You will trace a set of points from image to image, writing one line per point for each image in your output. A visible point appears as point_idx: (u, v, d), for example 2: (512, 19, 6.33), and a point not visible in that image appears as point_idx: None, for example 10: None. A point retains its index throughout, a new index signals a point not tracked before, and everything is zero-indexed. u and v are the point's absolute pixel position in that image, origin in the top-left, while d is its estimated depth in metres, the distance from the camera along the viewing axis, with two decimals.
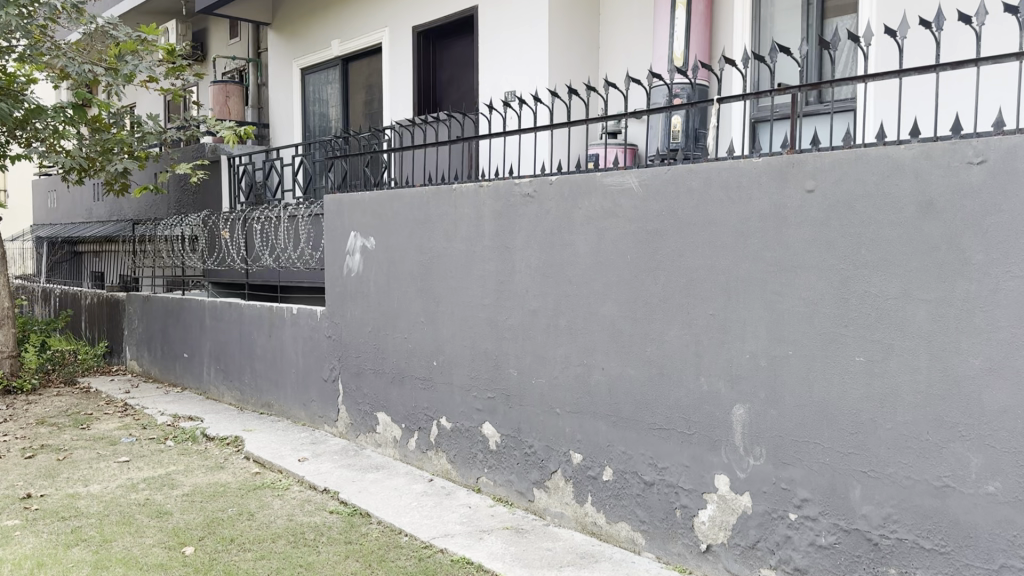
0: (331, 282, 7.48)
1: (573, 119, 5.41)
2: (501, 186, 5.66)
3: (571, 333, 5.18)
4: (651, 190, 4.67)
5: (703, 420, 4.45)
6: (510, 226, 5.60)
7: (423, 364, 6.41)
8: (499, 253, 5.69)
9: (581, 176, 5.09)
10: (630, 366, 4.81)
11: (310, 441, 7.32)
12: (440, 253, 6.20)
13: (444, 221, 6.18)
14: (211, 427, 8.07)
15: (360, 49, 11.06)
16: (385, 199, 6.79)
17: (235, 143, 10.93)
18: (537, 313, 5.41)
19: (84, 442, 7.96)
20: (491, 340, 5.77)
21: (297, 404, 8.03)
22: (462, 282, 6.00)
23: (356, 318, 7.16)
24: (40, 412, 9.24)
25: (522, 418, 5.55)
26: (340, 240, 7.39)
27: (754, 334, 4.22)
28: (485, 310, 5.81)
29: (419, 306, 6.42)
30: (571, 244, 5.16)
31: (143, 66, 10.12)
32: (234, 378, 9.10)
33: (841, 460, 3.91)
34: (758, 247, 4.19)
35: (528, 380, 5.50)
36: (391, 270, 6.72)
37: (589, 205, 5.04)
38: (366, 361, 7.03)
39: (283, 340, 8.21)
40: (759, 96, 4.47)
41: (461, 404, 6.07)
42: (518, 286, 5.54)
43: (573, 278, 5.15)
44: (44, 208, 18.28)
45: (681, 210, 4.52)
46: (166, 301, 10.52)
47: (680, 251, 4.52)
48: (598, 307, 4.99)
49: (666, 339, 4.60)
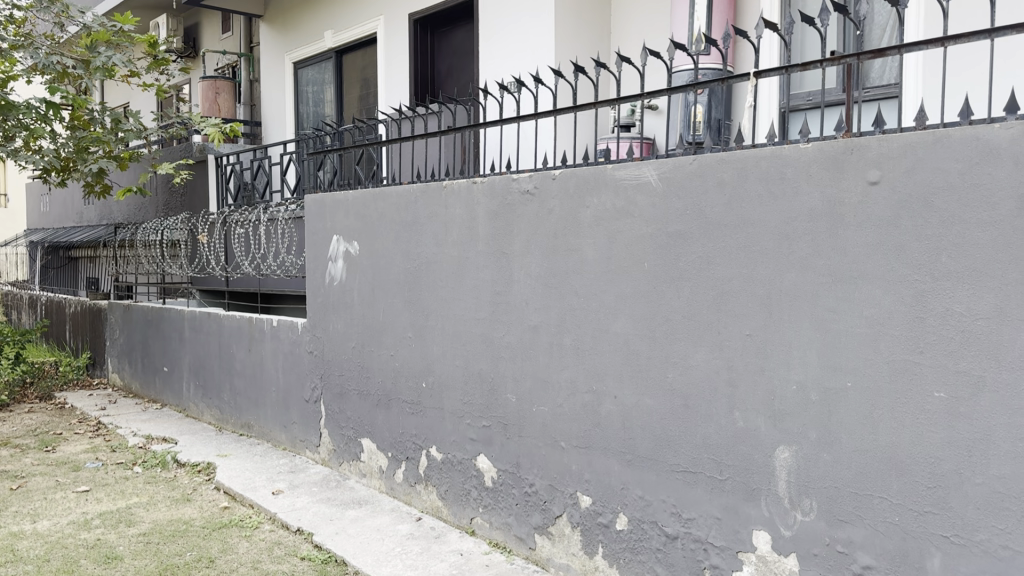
0: (313, 292, 6.73)
1: (577, 104, 4.55)
2: (498, 182, 4.89)
3: (577, 355, 4.40)
4: (673, 183, 3.88)
5: (736, 463, 3.66)
6: (507, 227, 4.83)
7: (410, 386, 5.65)
8: (494, 259, 4.92)
9: (588, 169, 4.31)
10: (648, 395, 4.02)
11: (288, 470, 6.58)
12: (430, 259, 5.43)
13: (434, 222, 5.41)
14: (184, 451, 7.34)
15: (354, 41, 10.33)
16: (368, 198, 6.04)
17: (221, 142, 10.18)
18: (539, 329, 4.63)
19: (44, 467, 7.22)
20: (486, 359, 5.00)
21: (278, 427, 7.29)
22: (454, 293, 5.23)
23: (339, 332, 6.40)
24: (6, 432, 8.52)
25: (522, 451, 4.77)
26: (322, 245, 6.64)
27: (801, 360, 3.43)
28: (480, 326, 5.03)
29: (406, 320, 5.65)
30: (577, 250, 4.38)
31: (117, 56, 9.30)
32: (213, 395, 8.38)
33: (914, 520, 3.12)
34: (807, 253, 3.40)
35: (528, 408, 4.72)
36: (376, 278, 5.95)
37: (599, 203, 4.25)
38: (350, 381, 6.27)
39: (263, 356, 7.47)
40: (806, 68, 3.63)
41: (453, 433, 5.29)
42: (516, 297, 4.77)
43: (579, 290, 4.37)
44: (36, 211, 17.69)
45: (709, 209, 3.73)
46: (147, 311, 9.82)
47: (707, 257, 3.74)
48: (609, 324, 4.21)
49: (691, 364, 3.82)
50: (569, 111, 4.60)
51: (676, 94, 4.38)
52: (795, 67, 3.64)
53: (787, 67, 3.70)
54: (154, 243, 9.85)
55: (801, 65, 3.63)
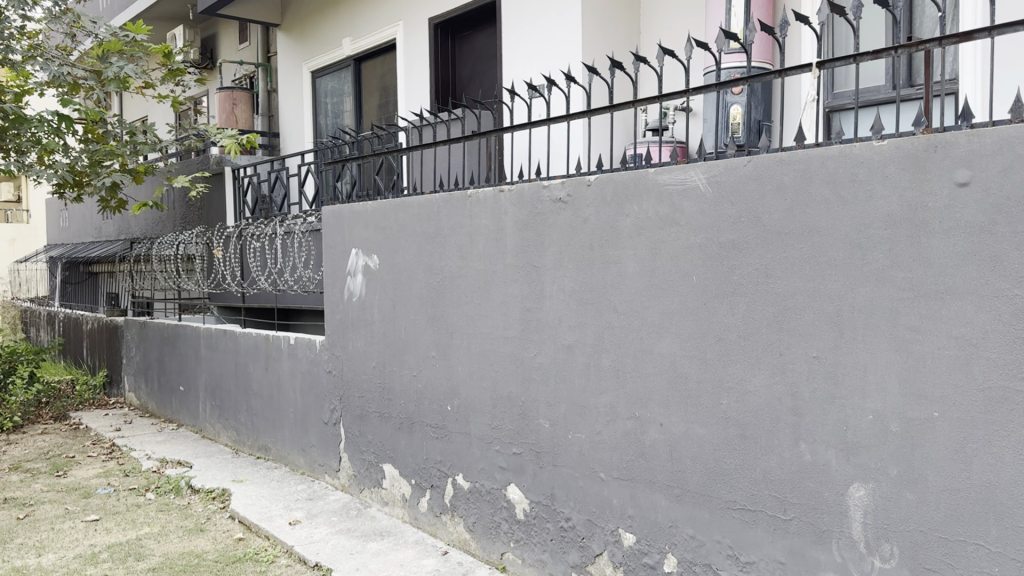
0: (331, 308, 6.40)
1: (611, 103, 4.15)
2: (527, 190, 4.52)
3: (616, 377, 4.01)
4: (725, 188, 3.51)
5: (803, 501, 3.28)
6: (538, 238, 4.46)
7: (435, 409, 5.28)
8: (524, 273, 4.55)
9: (628, 174, 3.94)
10: (699, 422, 3.63)
11: (306, 497, 6.23)
12: (454, 273, 5.08)
13: (458, 234, 5.05)
14: (198, 476, 7.02)
15: (373, 47, 10.03)
16: (388, 209, 5.70)
17: (237, 153, 9.94)
18: (574, 349, 4.25)
19: (54, 494, 6.92)
20: (516, 381, 4.62)
21: (296, 450, 6.96)
22: (480, 309, 4.87)
23: (358, 351, 6.06)
24: (18, 455, 8.26)
25: (556, 482, 4.38)
26: (340, 259, 6.31)
27: (878, 386, 3.03)
28: (509, 345, 4.66)
29: (430, 338, 5.29)
30: (616, 262, 3.99)
31: (129, 66, 9.07)
32: (230, 415, 8.07)
33: (1017, 571, 2.70)
34: (884, 265, 3.00)
35: (563, 435, 4.33)
36: (398, 294, 5.60)
37: (640, 211, 3.88)
38: (370, 403, 5.92)
39: (281, 376, 7.15)
40: (877, 55, 3.20)
41: (480, 460, 4.91)
42: (549, 315, 4.39)
43: (619, 306, 3.98)
44: (55, 228, 17.60)
45: (767, 215, 3.35)
46: (163, 329, 9.56)
47: (765, 269, 3.35)
48: (652, 344, 3.82)
49: (750, 389, 3.43)
50: (603, 112, 4.20)
51: (723, 90, 3.95)
52: (865, 55, 3.22)
53: (855, 55, 3.27)
54: (170, 258, 9.58)
55: (871, 52, 3.19)
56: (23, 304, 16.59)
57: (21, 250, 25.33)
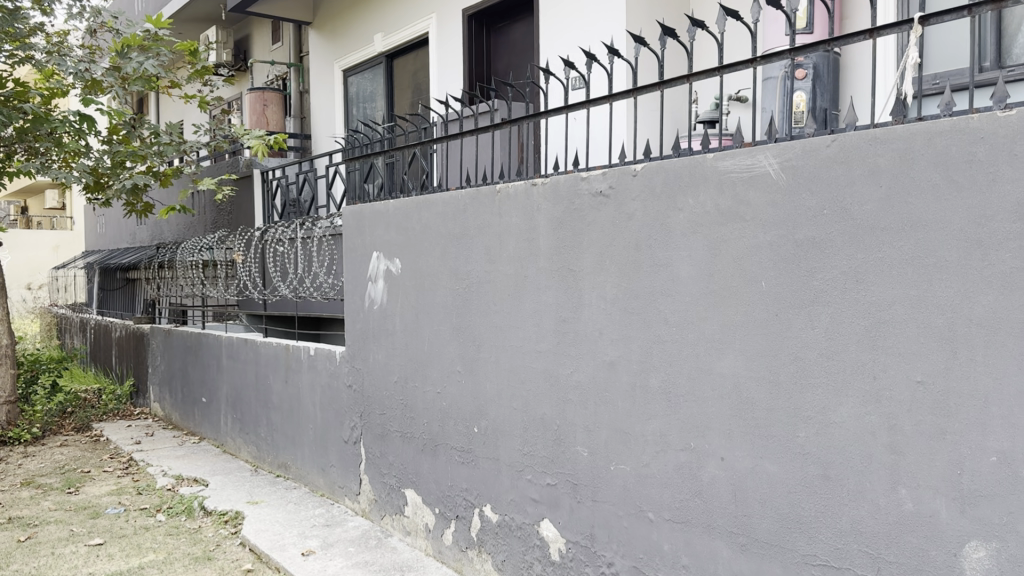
0: (351, 317, 5.88)
1: (661, 79, 3.55)
2: (563, 183, 3.95)
3: (666, 401, 3.40)
4: (804, 176, 2.90)
5: (903, 560, 2.66)
6: (575, 238, 3.87)
7: (460, 431, 4.71)
8: (559, 278, 3.96)
9: (681, 160, 3.34)
10: (770, 457, 3.03)
11: (323, 523, 5.70)
12: (482, 279, 4.51)
13: (486, 234, 4.49)
14: (212, 497, 6.55)
15: (405, 42, 9.54)
16: (411, 207, 5.17)
17: (264, 154, 9.54)
18: (616, 366, 3.64)
19: (62, 514, 6.50)
20: (550, 402, 4.03)
21: (315, 469, 6.45)
22: (509, 318, 4.29)
23: (379, 364, 5.52)
24: (33, 469, 7.88)
25: (596, 520, 3.77)
26: (360, 264, 5.80)
27: (1006, 421, 2.40)
28: (542, 360, 4.08)
29: (455, 352, 4.74)
30: (667, 266, 3.39)
31: (148, 61, 8.74)
32: (250, 430, 7.61)
33: None
34: (1013, 268, 2.37)
35: (604, 466, 3.73)
36: (421, 301, 5.06)
37: (696, 204, 3.27)
38: (392, 422, 5.38)
39: (301, 389, 6.66)
40: (999, 5, 2.54)
41: (510, 491, 4.33)
42: (588, 326, 3.80)
43: (669, 316, 3.38)
44: (93, 233, 17.50)
45: (857, 207, 2.74)
46: (186, 337, 9.16)
47: (854, 273, 2.75)
48: (710, 363, 3.21)
49: (836, 419, 2.82)
50: (652, 90, 3.61)
51: (794, 59, 3.33)
52: (983, 5, 2.56)
53: (971, 7, 2.61)
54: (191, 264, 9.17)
55: (992, 2, 2.54)
56: (58, 310, 16.47)
57: (66, 256, 25.68)
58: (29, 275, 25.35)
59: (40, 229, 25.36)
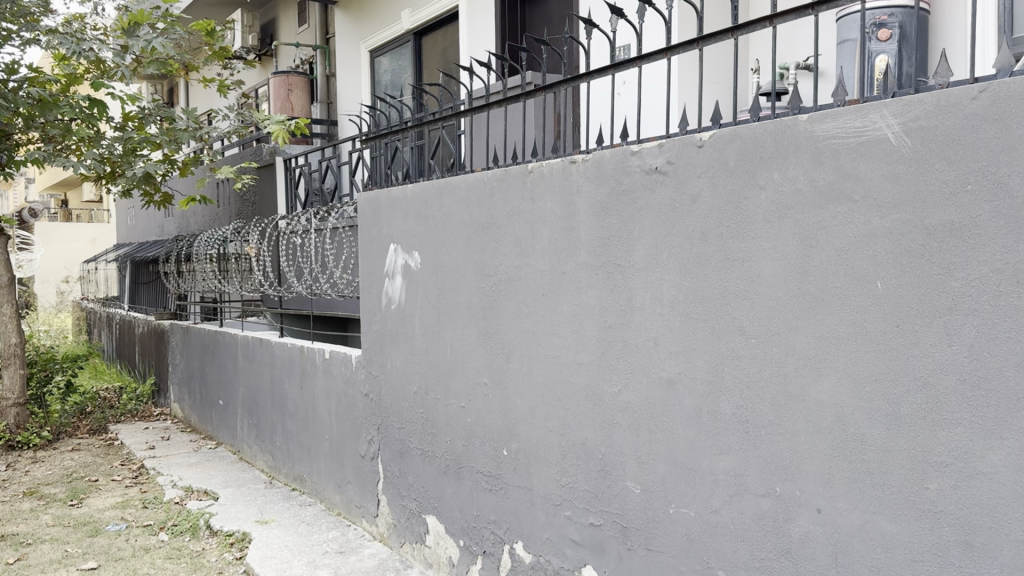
0: (367, 318, 5.23)
1: (736, 23, 2.84)
2: (607, 159, 3.23)
3: (743, 432, 2.69)
4: (938, 138, 2.17)
5: None
6: (624, 225, 3.15)
7: (488, 453, 4.03)
8: (604, 276, 3.25)
9: (765, 126, 2.61)
10: (886, 512, 2.32)
11: (337, 549, 5.07)
12: (512, 276, 3.81)
13: (516, 222, 3.79)
14: (220, 514, 5.96)
15: (434, 17, 8.87)
16: (431, 193, 4.49)
17: (286, 140, 8.95)
18: (677, 386, 2.93)
19: (59, 531, 5.98)
20: (593, 425, 3.33)
21: (331, 485, 5.84)
22: (544, 323, 3.59)
23: (398, 372, 4.86)
24: (39, 477, 7.39)
25: (651, 573, 3.07)
26: (377, 258, 5.14)
27: None
28: (582, 375, 3.37)
29: (481, 361, 4.05)
30: (743, 261, 2.67)
31: (156, 39, 8.03)
32: (266, 438, 7.02)
33: None
34: None
35: (661, 508, 3.02)
36: (442, 301, 4.38)
37: (788, 184, 2.54)
38: (411, 437, 4.73)
39: (316, 396, 6.04)
40: None
41: (546, 528, 3.64)
42: (639, 335, 3.09)
43: (747, 325, 2.66)
44: (123, 227, 17.17)
45: (1018, 181, 2.01)
46: (204, 336, 8.64)
47: (1013, 273, 2.03)
48: (805, 387, 2.51)
49: (984, 469, 2.10)
50: (722, 39, 2.88)
51: None
52: None
53: None
54: (207, 258, 8.61)
55: None
56: (88, 305, 16.17)
57: (101, 249, 25.63)
58: (65, 268, 25.31)
59: (77, 224, 25.32)
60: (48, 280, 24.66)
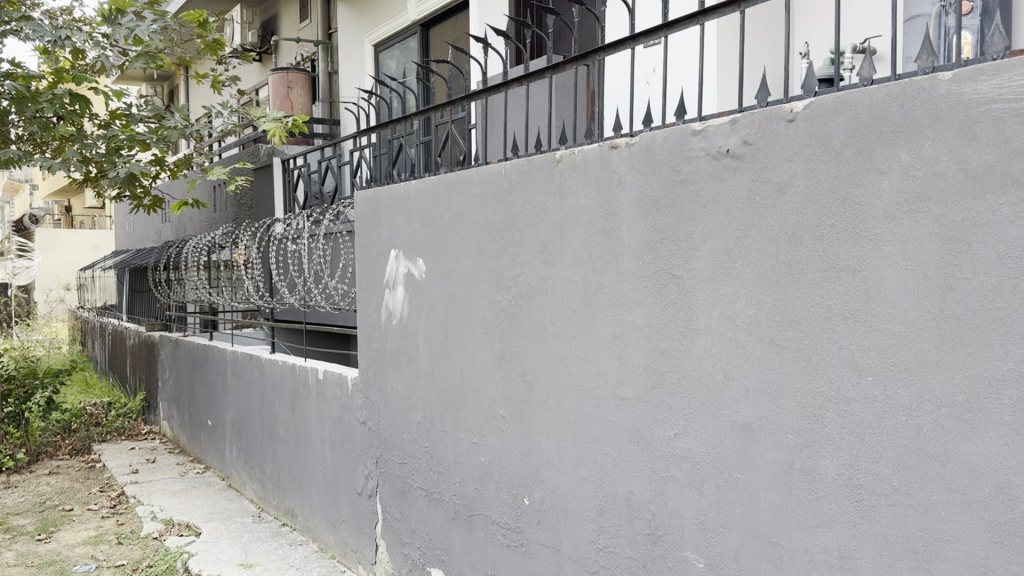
0: (366, 335, 4.56)
1: None
2: (660, 142, 2.56)
3: (854, 501, 2.02)
4: None
5: None
6: (682, 225, 2.47)
7: (505, 501, 3.35)
8: (655, 290, 2.57)
9: (886, 92, 1.94)
10: None
11: None
12: (535, 288, 3.14)
13: (541, 223, 3.11)
14: (200, 552, 5.28)
15: (442, 6, 8.21)
16: (439, 189, 3.83)
17: (283, 138, 8.29)
18: (756, 433, 2.26)
19: (20, 572, 5.32)
20: (640, 478, 2.65)
21: (325, 523, 5.16)
22: (576, 346, 2.92)
23: (400, 398, 4.19)
24: (9, 505, 6.74)
25: None
26: (376, 266, 4.47)
27: None
28: (627, 414, 2.69)
29: (497, 389, 3.38)
30: (855, 271, 2.00)
31: (140, 26, 7.43)
32: (256, 464, 6.36)
33: None
34: None
35: None
36: (450, 317, 3.71)
37: (923, 168, 1.86)
38: (414, 475, 4.05)
39: (309, 421, 5.37)
40: None
41: None
42: (703, 367, 2.41)
43: (861, 357, 1.99)
44: (121, 233, 16.59)
45: None
46: (193, 349, 7.99)
47: None
48: (947, 446, 1.83)
49: None
50: None
51: None
52: None
53: None
54: (197, 265, 7.96)
55: None
56: (86, 314, 15.59)
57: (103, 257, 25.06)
58: (64, 275, 24.78)
59: (78, 230, 24.81)
60: (47, 288, 24.16)
